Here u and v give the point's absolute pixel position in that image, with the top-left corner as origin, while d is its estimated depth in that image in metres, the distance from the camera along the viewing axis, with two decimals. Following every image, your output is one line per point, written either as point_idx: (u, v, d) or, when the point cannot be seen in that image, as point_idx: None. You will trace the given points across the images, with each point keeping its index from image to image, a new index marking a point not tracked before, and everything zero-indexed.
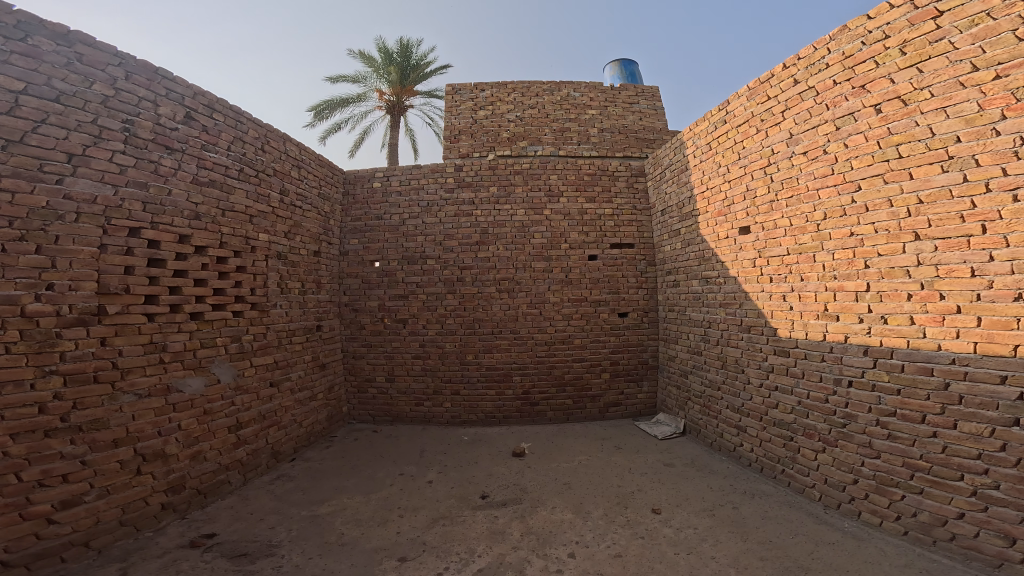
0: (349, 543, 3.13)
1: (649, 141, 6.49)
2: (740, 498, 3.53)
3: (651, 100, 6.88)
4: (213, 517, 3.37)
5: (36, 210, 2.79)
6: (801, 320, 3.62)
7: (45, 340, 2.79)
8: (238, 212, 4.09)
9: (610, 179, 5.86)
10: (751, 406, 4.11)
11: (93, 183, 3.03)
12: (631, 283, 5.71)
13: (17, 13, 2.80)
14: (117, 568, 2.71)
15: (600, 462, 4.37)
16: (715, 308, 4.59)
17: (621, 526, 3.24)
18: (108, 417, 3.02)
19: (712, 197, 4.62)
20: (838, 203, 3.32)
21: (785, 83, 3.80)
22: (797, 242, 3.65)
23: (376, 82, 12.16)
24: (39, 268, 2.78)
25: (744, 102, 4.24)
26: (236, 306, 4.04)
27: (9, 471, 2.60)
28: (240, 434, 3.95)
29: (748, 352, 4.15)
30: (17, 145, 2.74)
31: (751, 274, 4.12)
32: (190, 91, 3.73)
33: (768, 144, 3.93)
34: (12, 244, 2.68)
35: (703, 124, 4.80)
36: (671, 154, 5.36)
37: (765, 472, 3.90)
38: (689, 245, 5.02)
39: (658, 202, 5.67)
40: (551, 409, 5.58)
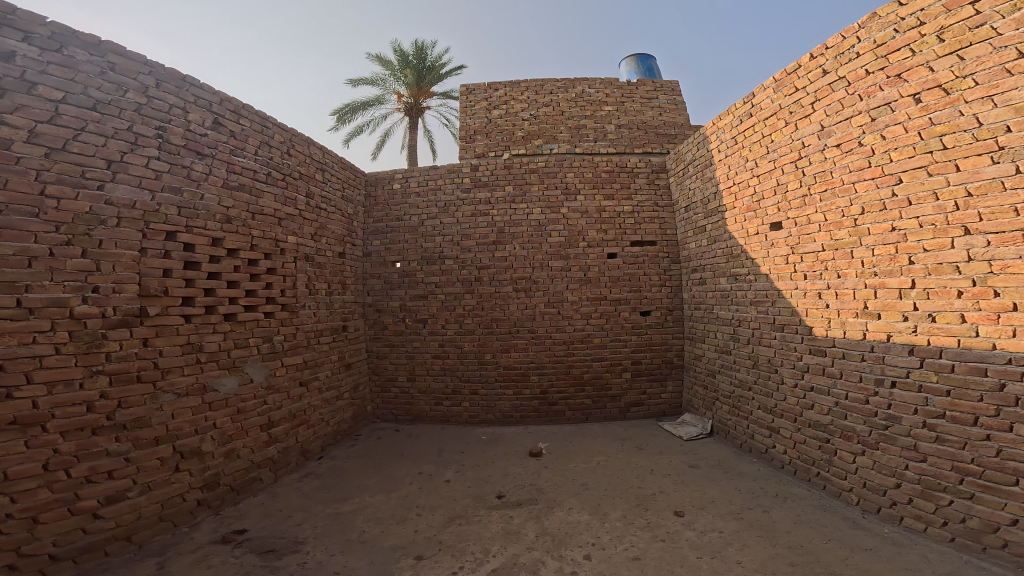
0: (368, 541, 3.16)
1: (669, 137, 6.41)
2: (771, 501, 3.44)
3: (670, 94, 6.74)
4: (244, 513, 3.45)
5: (80, 215, 2.86)
6: (839, 318, 3.51)
7: (92, 342, 2.88)
8: (267, 215, 4.16)
9: (630, 176, 5.77)
10: (784, 407, 4.01)
11: (132, 189, 3.11)
12: (653, 281, 5.63)
13: (52, 25, 2.83)
14: (154, 563, 2.79)
15: (623, 463, 4.31)
16: (746, 307, 4.49)
17: (640, 529, 3.20)
18: (149, 416, 3.11)
19: (739, 192, 4.52)
20: (876, 197, 3.20)
21: (814, 75, 3.69)
22: (832, 238, 3.54)
23: (392, 84, 12.29)
24: (84, 271, 2.86)
25: (771, 94, 4.13)
26: (267, 307, 4.12)
27: (59, 467, 2.68)
28: (271, 433, 4.03)
29: (781, 352, 4.05)
30: (59, 152, 2.80)
31: (784, 271, 4.01)
32: (217, 96, 3.78)
33: (798, 137, 3.82)
34: (59, 248, 2.76)
35: (728, 117, 4.70)
36: (693, 149, 5.26)
37: (798, 474, 3.80)
38: (715, 242, 4.93)
39: (680, 198, 5.57)
40: (570, 409, 5.55)
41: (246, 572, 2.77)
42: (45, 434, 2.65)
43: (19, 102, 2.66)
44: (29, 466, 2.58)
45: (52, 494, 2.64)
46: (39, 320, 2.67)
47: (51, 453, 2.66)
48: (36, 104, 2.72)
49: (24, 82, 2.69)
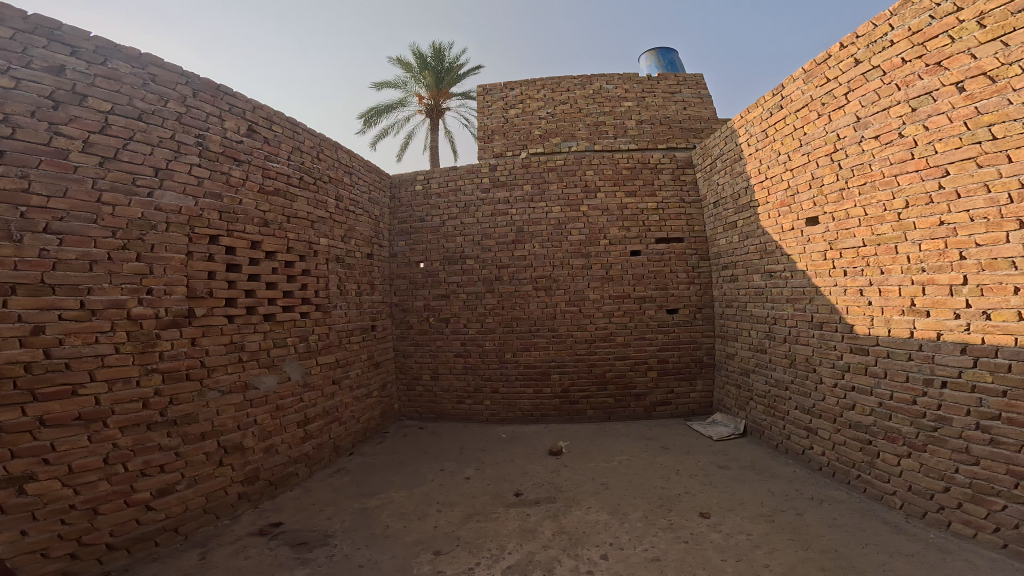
0: (391, 536, 3.23)
1: (694, 132, 6.26)
2: (807, 504, 3.34)
3: (694, 88, 6.59)
4: (280, 507, 3.56)
5: (133, 221, 2.98)
6: (883, 316, 3.39)
7: (146, 341, 3.00)
8: (300, 218, 4.26)
9: (653, 172, 5.70)
10: (823, 407, 3.90)
11: (177, 195, 3.22)
12: (680, 279, 5.56)
13: (96, 39, 2.91)
14: (197, 553, 2.90)
15: (646, 462, 4.27)
16: (782, 304, 4.38)
17: (662, 529, 3.16)
18: (197, 412, 3.24)
19: (772, 187, 4.41)
20: (921, 190, 3.08)
21: (846, 64, 3.58)
22: (874, 233, 3.42)
23: (411, 87, 12.46)
24: (139, 274, 2.99)
25: (801, 86, 4.02)
26: (302, 307, 4.24)
27: (118, 461, 2.81)
28: (307, 429, 4.15)
29: (820, 351, 3.94)
30: (112, 161, 2.91)
31: (822, 267, 3.90)
32: (250, 104, 3.85)
33: (832, 129, 3.71)
34: (117, 253, 2.88)
35: (757, 110, 4.59)
36: (721, 144, 5.16)
37: (837, 477, 3.70)
38: (747, 238, 4.83)
39: (709, 193, 5.48)
40: (592, 408, 5.52)
41: (279, 563, 2.86)
42: (106, 429, 2.78)
43: (73, 114, 2.76)
44: (92, 460, 2.71)
45: (111, 487, 2.77)
46: (99, 320, 2.79)
47: (111, 447, 2.79)
48: (87, 116, 2.82)
49: (75, 95, 2.78)
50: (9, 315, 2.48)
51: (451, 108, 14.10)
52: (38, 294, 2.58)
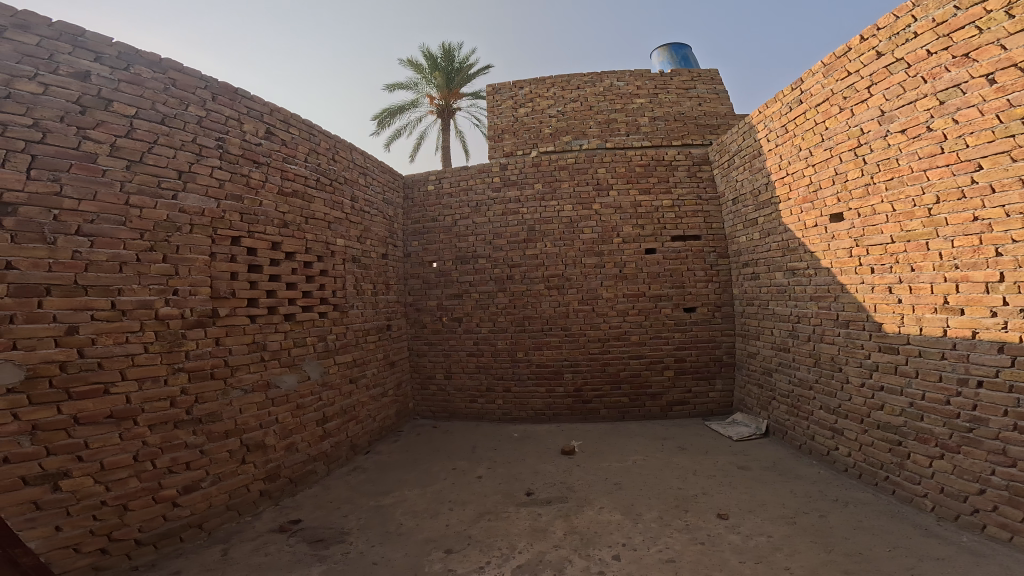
0: (404, 534, 3.25)
1: (711, 128, 6.14)
2: (831, 506, 3.27)
3: (708, 83, 6.47)
4: (299, 504, 3.61)
5: (159, 223, 3.03)
6: (914, 314, 3.30)
7: (173, 341, 3.06)
8: (318, 219, 4.31)
9: (668, 169, 5.65)
10: (850, 407, 3.82)
11: (200, 198, 3.27)
12: (697, 277, 5.50)
13: (118, 45, 2.95)
14: (219, 549, 2.95)
15: (661, 462, 4.23)
16: (805, 303, 4.30)
17: (678, 530, 3.12)
18: (221, 411, 3.29)
19: (794, 183, 4.33)
20: (952, 184, 2.99)
21: (868, 57, 3.51)
22: (902, 229, 3.33)
23: (423, 88, 12.51)
24: (166, 275, 3.05)
25: (821, 80, 3.95)
26: (321, 307, 4.28)
27: (147, 458, 2.87)
28: (325, 428, 4.20)
29: (846, 350, 3.86)
30: (138, 164, 2.96)
31: (848, 264, 3.81)
32: (267, 107, 3.89)
33: (855, 123, 3.63)
34: (144, 254, 2.95)
35: (776, 105, 4.52)
36: (739, 140, 5.09)
37: (864, 478, 3.63)
38: (769, 235, 4.76)
39: (727, 190, 5.41)
40: (605, 407, 5.50)
41: (298, 560, 2.90)
42: (135, 427, 2.84)
43: (100, 118, 2.81)
44: (122, 457, 2.77)
45: (140, 483, 2.82)
46: (129, 320, 2.85)
47: (140, 445, 2.85)
48: (113, 120, 2.86)
49: (101, 100, 2.83)
50: (45, 315, 2.55)
51: (463, 108, 14.13)
52: (72, 295, 2.64)
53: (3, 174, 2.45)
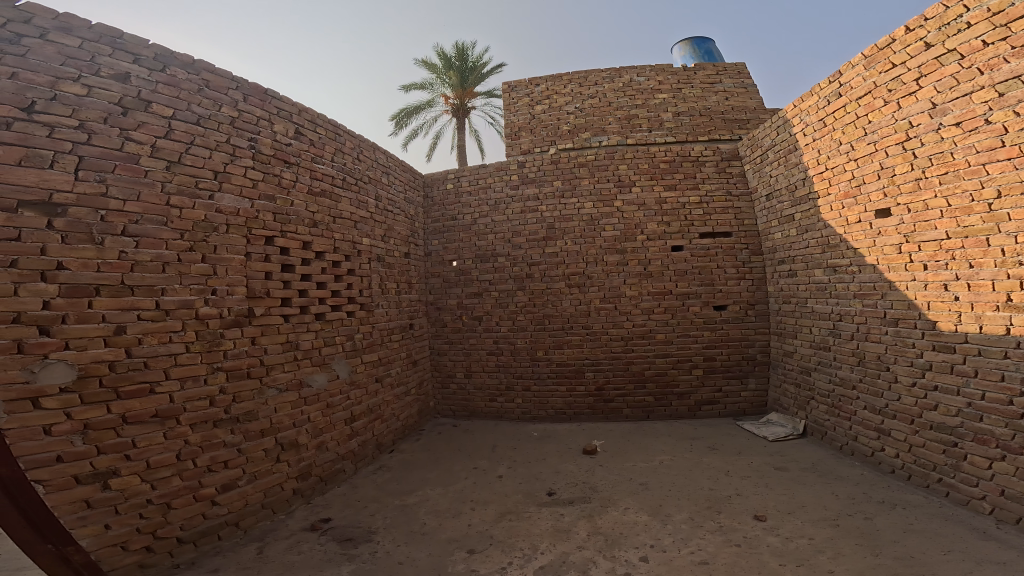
0: (428, 533, 3.25)
1: (740, 122, 6.00)
2: (877, 508, 3.19)
3: (735, 77, 6.34)
4: (329, 503, 3.63)
5: (198, 223, 3.05)
6: (972, 312, 3.20)
7: (212, 341, 3.08)
8: (345, 218, 4.31)
9: (695, 165, 5.58)
10: (897, 407, 3.74)
11: (235, 198, 3.28)
12: (728, 275, 5.43)
13: (154, 47, 2.95)
14: (255, 548, 2.97)
15: (692, 462, 4.19)
16: (848, 300, 4.22)
17: (710, 532, 3.08)
18: (257, 410, 3.32)
19: (834, 178, 4.25)
20: (1015, 178, 2.90)
21: (915, 48, 3.43)
22: (959, 225, 3.24)
23: (438, 88, 12.50)
24: (205, 275, 3.07)
25: (862, 72, 3.86)
26: (348, 307, 4.29)
27: (188, 456, 2.89)
28: (353, 427, 4.21)
29: (895, 349, 3.77)
30: (177, 165, 2.98)
31: (897, 261, 3.72)
32: (296, 107, 3.88)
33: (903, 116, 3.54)
34: (185, 254, 2.97)
35: (812, 98, 4.42)
36: (772, 134, 5.00)
37: (914, 480, 3.54)
38: (807, 231, 4.67)
39: (760, 185, 5.32)
40: (629, 407, 5.46)
41: (328, 559, 2.91)
42: (178, 426, 2.86)
43: (140, 120, 2.82)
44: (166, 456, 2.79)
45: (182, 482, 2.85)
46: (172, 320, 2.88)
47: (183, 444, 2.87)
48: (153, 121, 2.88)
49: (141, 101, 2.84)
50: (94, 315, 2.57)
51: (477, 107, 14.07)
52: (119, 295, 2.67)
53: (52, 175, 2.47)
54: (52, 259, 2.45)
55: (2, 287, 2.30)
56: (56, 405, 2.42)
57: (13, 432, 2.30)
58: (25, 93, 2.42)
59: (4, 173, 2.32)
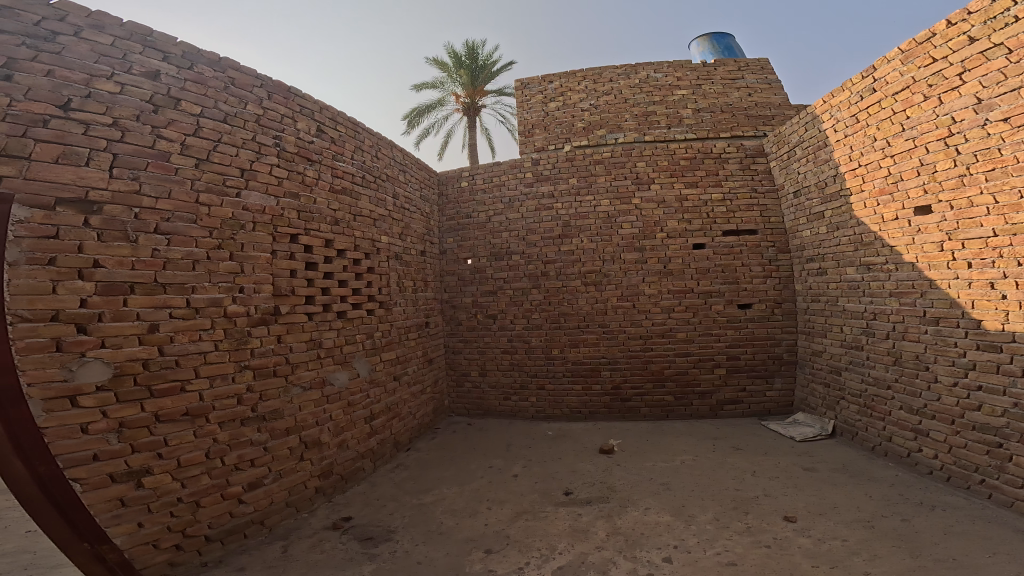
0: (445, 533, 3.23)
1: (764, 119, 5.87)
2: (915, 510, 3.14)
3: (758, 73, 6.25)
4: (349, 501, 3.62)
5: (226, 221, 3.05)
6: (1021, 311, 3.13)
7: (240, 338, 3.08)
8: (364, 216, 4.30)
9: (718, 162, 5.55)
10: (936, 408, 3.68)
11: (261, 196, 3.28)
12: (755, 273, 5.38)
13: (182, 44, 2.94)
14: (280, 546, 2.98)
15: (716, 462, 4.15)
16: (883, 299, 4.17)
17: (739, 533, 3.04)
18: (283, 408, 3.32)
19: (868, 174, 4.19)
20: None
21: (957, 43, 3.35)
22: (1007, 222, 3.18)
23: (449, 86, 12.46)
24: (232, 273, 3.07)
25: (898, 67, 3.79)
26: (368, 305, 4.29)
27: (217, 455, 2.89)
28: (372, 425, 4.21)
29: (935, 348, 3.71)
30: (205, 163, 2.97)
31: (939, 259, 3.66)
32: (317, 105, 3.86)
33: (944, 111, 3.48)
34: (214, 252, 2.97)
35: (843, 94, 4.35)
36: (800, 131, 4.95)
37: (953, 482, 3.48)
38: (838, 229, 4.62)
39: (787, 182, 5.27)
40: (647, 406, 5.42)
41: (350, 558, 2.90)
42: (207, 425, 2.86)
43: (171, 118, 2.81)
44: (196, 455, 2.79)
45: (211, 480, 2.85)
46: (202, 318, 2.88)
47: (212, 442, 2.87)
48: (182, 119, 2.87)
49: (171, 99, 2.83)
50: (129, 314, 2.57)
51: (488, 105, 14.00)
52: (152, 293, 2.67)
53: (88, 173, 2.46)
54: (88, 257, 2.45)
55: (41, 285, 2.31)
56: (92, 404, 2.42)
57: (51, 430, 2.29)
58: (61, 90, 2.41)
59: (41, 171, 2.32)
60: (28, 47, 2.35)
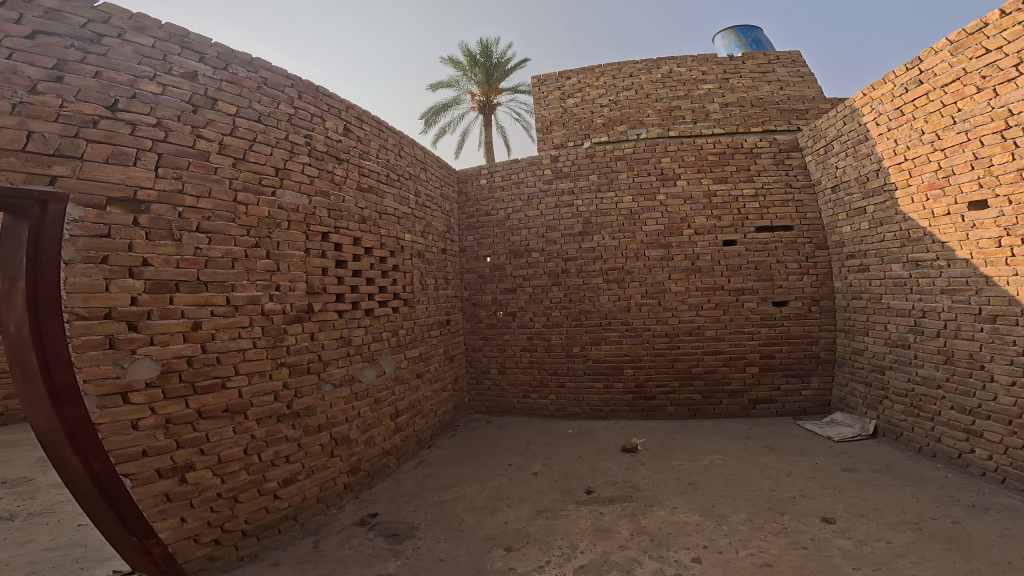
0: (466, 530, 3.23)
1: (798, 112, 5.68)
2: (965, 512, 3.04)
3: (788, 66, 6.10)
4: (375, 498, 3.64)
5: (262, 219, 3.10)
6: None
7: (276, 336, 3.12)
8: (389, 214, 4.32)
9: (750, 157, 5.46)
10: (992, 408, 3.56)
11: (295, 195, 3.31)
12: (792, 270, 5.27)
13: (218, 45, 2.97)
14: (311, 541, 3.00)
15: (748, 462, 4.08)
16: (933, 296, 4.03)
17: (775, 534, 2.98)
18: (315, 405, 3.35)
19: (916, 169, 4.07)
20: None
21: (1013, 33, 3.26)
22: None
23: (464, 85, 12.45)
24: (269, 271, 3.11)
25: (948, 59, 3.70)
26: (393, 303, 4.31)
27: (255, 451, 2.93)
28: (397, 422, 4.23)
29: (991, 346, 3.59)
30: (242, 162, 3.01)
31: (995, 255, 3.53)
32: (344, 104, 3.87)
33: (1000, 103, 3.37)
34: (252, 250, 3.01)
35: (886, 87, 4.26)
36: (837, 124, 4.84)
37: (1009, 484, 3.36)
38: (881, 225, 4.50)
39: (824, 177, 5.16)
40: (672, 404, 5.36)
41: (375, 554, 2.91)
42: (246, 421, 2.91)
43: (209, 118, 2.85)
44: (236, 450, 2.84)
45: (249, 476, 2.89)
46: (241, 316, 2.92)
47: (250, 438, 2.91)
48: (220, 119, 2.90)
49: (208, 99, 2.86)
50: (175, 311, 2.62)
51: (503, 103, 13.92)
52: (196, 291, 2.71)
53: (136, 173, 2.50)
54: (138, 256, 2.50)
55: (95, 283, 2.35)
56: (142, 400, 2.46)
57: (104, 426, 2.34)
58: (108, 91, 2.44)
59: (93, 171, 2.35)
60: (77, 49, 2.38)
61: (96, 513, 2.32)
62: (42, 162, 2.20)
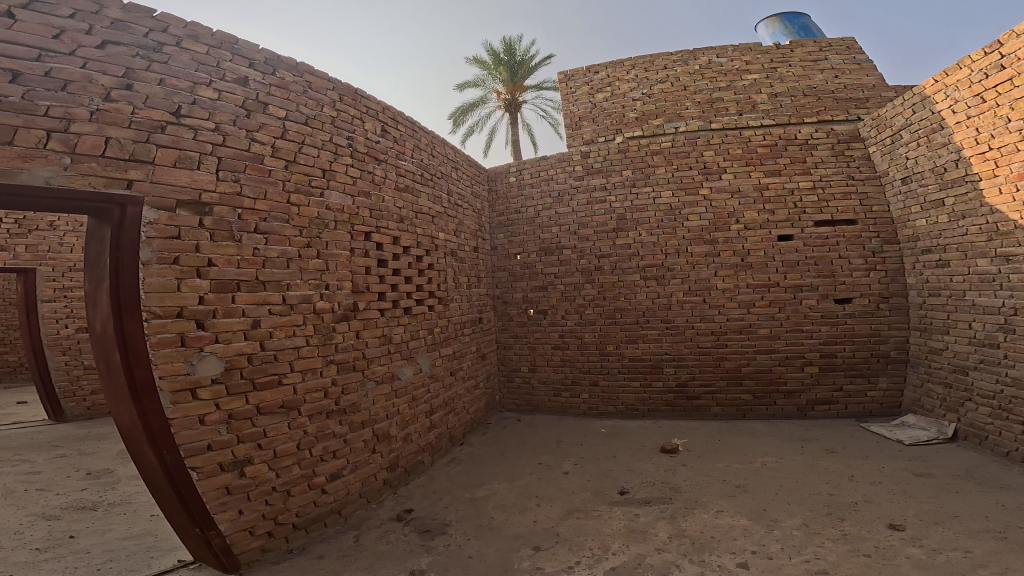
0: (497, 529, 3.20)
1: (856, 102, 5.40)
2: None
3: (842, 53, 5.79)
4: (411, 494, 3.67)
5: (312, 220, 3.17)
6: None
7: (326, 334, 3.19)
8: (424, 213, 4.36)
9: (805, 149, 5.22)
10: None
11: (340, 196, 3.39)
12: (857, 266, 5.00)
13: (265, 52, 3.05)
14: (353, 535, 3.05)
15: (800, 465, 3.90)
16: None
17: (832, 540, 2.82)
18: (360, 402, 3.40)
19: (1002, 158, 3.80)
20: None
21: None
22: None
23: (491, 84, 12.46)
24: (319, 271, 3.17)
25: None
26: (428, 301, 4.33)
27: (307, 446, 3.01)
28: (432, 419, 4.26)
29: None
30: (293, 164, 3.09)
31: None
32: (380, 106, 3.92)
33: None
34: (304, 250, 3.08)
35: (961, 72, 4.01)
36: (906, 113, 4.58)
37: None
38: (962, 218, 4.22)
39: (892, 168, 4.88)
40: (718, 405, 5.20)
41: (410, 550, 2.92)
42: (300, 417, 2.98)
43: (261, 121, 2.93)
44: (290, 445, 2.92)
45: (301, 470, 2.96)
46: (294, 314, 2.99)
47: (302, 433, 2.99)
48: (270, 122, 2.98)
49: (259, 103, 2.94)
50: (237, 310, 2.70)
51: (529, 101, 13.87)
52: (254, 291, 2.80)
53: (200, 176, 2.59)
54: (204, 257, 2.59)
55: (168, 283, 2.45)
56: (208, 396, 2.55)
57: (177, 421, 2.44)
58: (172, 98, 2.54)
59: (163, 175, 2.45)
60: (142, 57, 2.47)
61: (172, 502, 2.44)
62: (120, 167, 2.31)
